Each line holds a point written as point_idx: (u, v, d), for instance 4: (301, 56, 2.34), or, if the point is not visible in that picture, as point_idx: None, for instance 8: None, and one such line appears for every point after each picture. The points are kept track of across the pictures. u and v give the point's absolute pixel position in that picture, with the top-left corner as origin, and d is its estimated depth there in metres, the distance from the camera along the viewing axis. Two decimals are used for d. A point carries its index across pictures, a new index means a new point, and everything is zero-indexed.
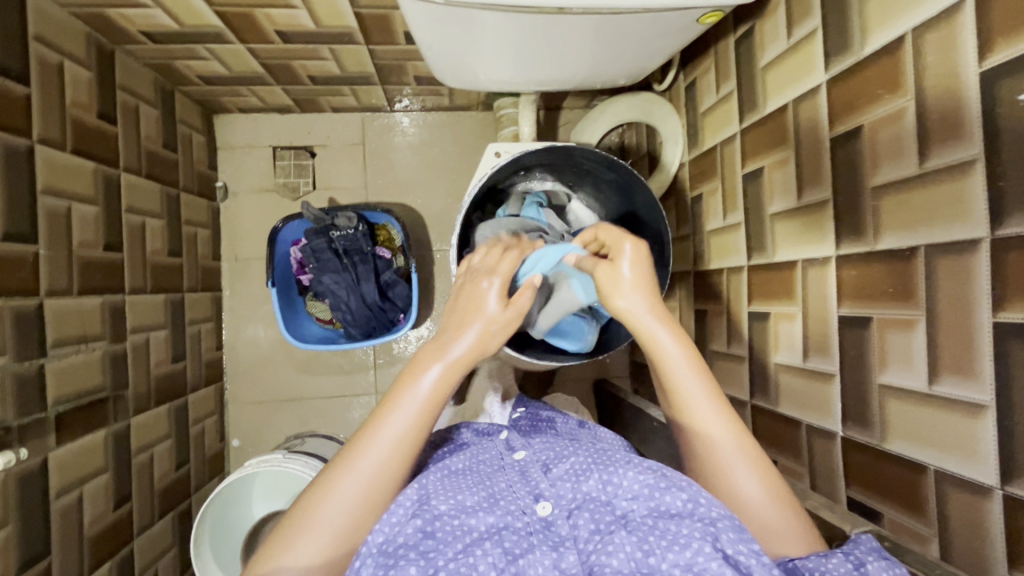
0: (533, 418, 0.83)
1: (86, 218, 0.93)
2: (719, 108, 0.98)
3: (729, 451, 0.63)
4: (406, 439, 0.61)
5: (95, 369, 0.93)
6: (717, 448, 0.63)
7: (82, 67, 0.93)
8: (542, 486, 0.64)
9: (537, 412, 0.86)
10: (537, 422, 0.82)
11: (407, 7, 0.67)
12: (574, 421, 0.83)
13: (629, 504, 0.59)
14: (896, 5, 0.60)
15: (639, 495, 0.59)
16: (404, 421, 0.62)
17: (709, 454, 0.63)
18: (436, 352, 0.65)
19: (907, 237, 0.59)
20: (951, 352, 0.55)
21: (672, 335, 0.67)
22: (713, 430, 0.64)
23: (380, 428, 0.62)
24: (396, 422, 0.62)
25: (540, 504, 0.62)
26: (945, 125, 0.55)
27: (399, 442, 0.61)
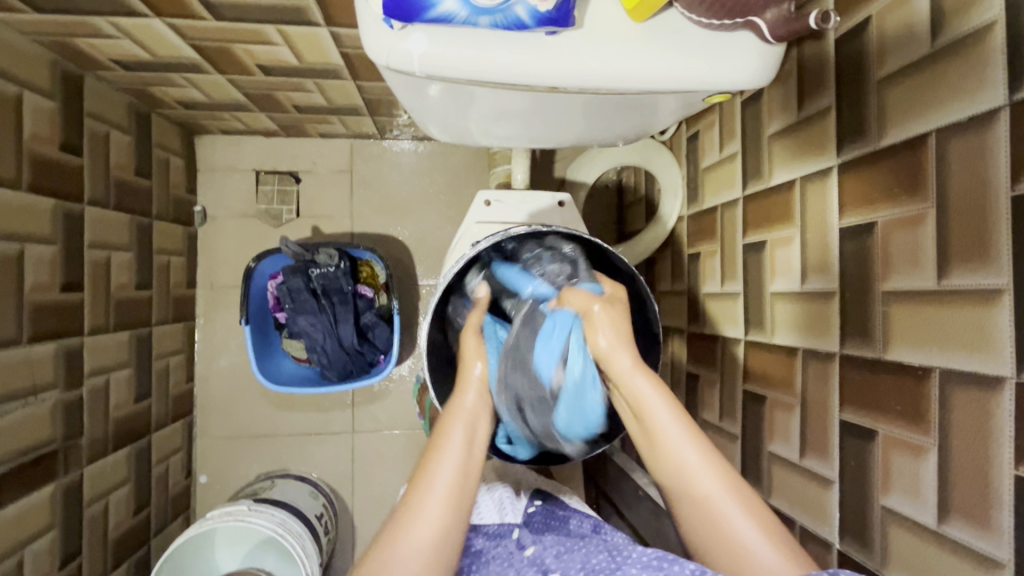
0: (547, 515, 0.82)
1: (40, 259, 0.86)
2: (721, 168, 0.93)
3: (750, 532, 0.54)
4: (461, 471, 0.59)
5: (45, 421, 0.87)
6: (711, 503, 0.55)
7: (44, 97, 0.87)
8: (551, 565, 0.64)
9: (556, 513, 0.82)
10: (551, 521, 0.80)
11: (387, 74, 0.60)
12: (589, 521, 0.80)
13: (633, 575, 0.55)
14: (917, 101, 0.55)
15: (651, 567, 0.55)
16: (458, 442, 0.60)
17: (709, 516, 0.55)
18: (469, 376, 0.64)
19: (920, 356, 0.54)
20: (964, 494, 0.50)
21: (666, 405, 0.58)
22: (704, 484, 0.56)
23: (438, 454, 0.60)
24: (447, 468, 0.59)
25: None
26: (968, 245, 0.50)
27: (454, 482, 0.59)
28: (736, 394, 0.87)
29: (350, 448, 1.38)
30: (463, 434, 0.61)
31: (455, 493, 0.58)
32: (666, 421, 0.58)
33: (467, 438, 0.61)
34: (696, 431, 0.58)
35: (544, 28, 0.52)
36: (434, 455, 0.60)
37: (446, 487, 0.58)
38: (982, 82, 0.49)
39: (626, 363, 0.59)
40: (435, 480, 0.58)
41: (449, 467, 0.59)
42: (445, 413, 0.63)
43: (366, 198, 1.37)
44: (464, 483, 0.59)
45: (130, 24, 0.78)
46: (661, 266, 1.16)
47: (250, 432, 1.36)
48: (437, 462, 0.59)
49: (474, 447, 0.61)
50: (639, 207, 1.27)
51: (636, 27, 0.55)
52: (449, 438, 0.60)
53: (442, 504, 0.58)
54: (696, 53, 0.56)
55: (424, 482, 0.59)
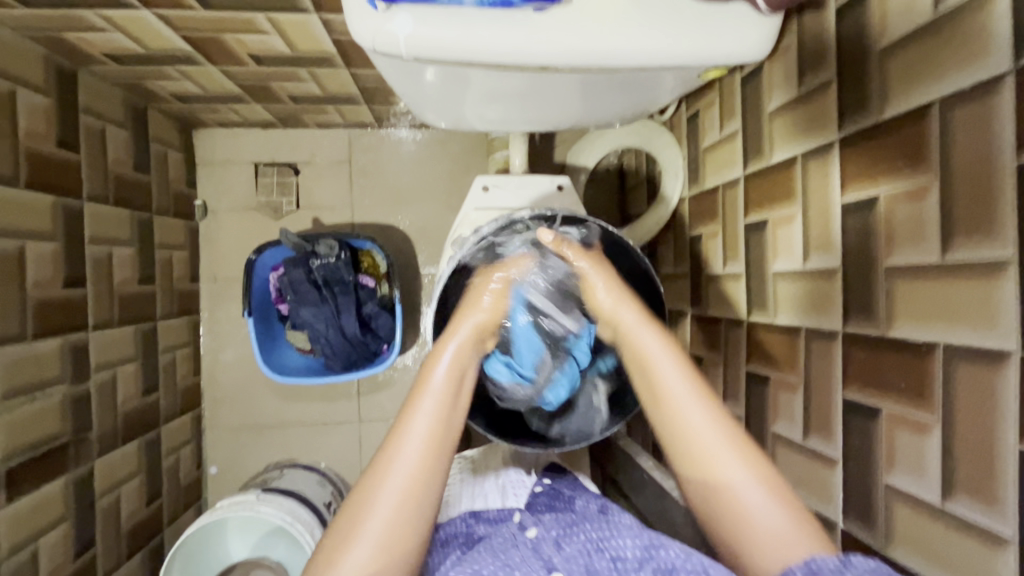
0: (552, 496, 0.81)
1: (42, 255, 0.87)
2: (721, 147, 0.92)
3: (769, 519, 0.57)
4: (441, 417, 0.63)
5: (53, 415, 0.88)
6: (737, 493, 0.59)
7: (38, 93, 0.86)
8: (554, 559, 0.65)
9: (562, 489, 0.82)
10: (555, 500, 0.80)
11: (377, 57, 0.59)
12: (595, 503, 0.78)
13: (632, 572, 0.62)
14: (921, 69, 0.53)
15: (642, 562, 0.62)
16: (427, 421, 0.62)
17: (737, 516, 0.58)
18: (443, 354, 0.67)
19: (924, 332, 0.53)
20: (968, 471, 0.49)
21: (688, 384, 0.65)
22: (730, 476, 0.60)
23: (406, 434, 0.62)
24: (424, 418, 0.62)
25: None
26: (973, 217, 0.48)
27: (433, 428, 0.62)
28: (740, 375, 0.87)
29: (357, 437, 1.39)
30: (444, 382, 0.65)
31: (433, 445, 0.62)
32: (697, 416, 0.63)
33: (451, 386, 0.65)
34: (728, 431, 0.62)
35: (532, 5, 0.51)
36: (412, 405, 0.63)
37: (421, 441, 0.61)
38: (986, 47, 0.47)
39: (631, 316, 0.69)
40: (413, 429, 0.62)
41: (427, 417, 0.63)
42: (426, 364, 0.66)
43: (365, 188, 1.37)
44: (444, 430, 0.63)
45: (118, 16, 0.77)
46: (664, 249, 1.15)
47: (258, 423, 1.37)
48: (416, 409, 0.63)
49: (453, 397, 0.64)
50: (640, 190, 1.26)
51: (626, 0, 0.53)
52: (430, 387, 0.64)
53: (420, 449, 0.61)
54: (688, 27, 0.54)
55: (403, 430, 0.62)
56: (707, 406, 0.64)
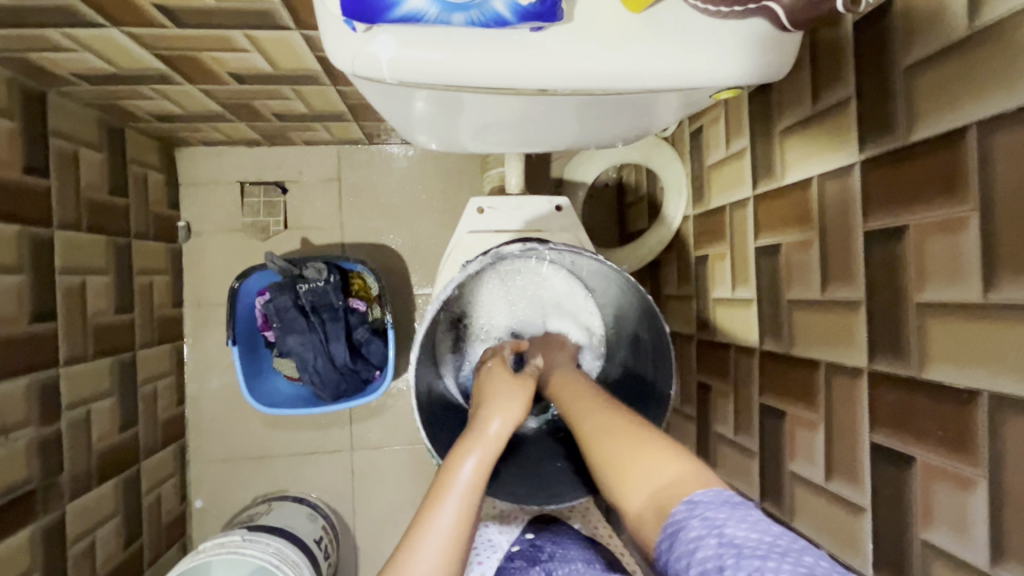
0: (533, 553, 0.77)
1: (7, 289, 0.81)
2: (728, 165, 0.87)
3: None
4: (468, 514, 0.56)
5: (19, 460, 0.82)
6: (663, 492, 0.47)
7: (3, 116, 0.81)
8: None
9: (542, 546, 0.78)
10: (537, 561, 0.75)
11: (360, 83, 0.55)
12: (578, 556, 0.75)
13: None
14: (953, 89, 0.49)
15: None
16: (451, 515, 0.55)
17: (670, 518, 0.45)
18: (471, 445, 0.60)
19: (964, 377, 0.48)
20: (1022, 537, 0.44)
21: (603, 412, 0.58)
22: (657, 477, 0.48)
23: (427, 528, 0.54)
24: (448, 512, 0.55)
25: None
26: (1021, 254, 0.43)
27: (457, 527, 0.54)
28: (752, 408, 0.81)
29: (349, 467, 1.33)
30: (469, 479, 0.57)
31: (459, 543, 0.54)
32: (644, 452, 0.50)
33: (477, 485, 0.57)
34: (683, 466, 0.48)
35: (528, 24, 0.46)
36: (434, 501, 0.56)
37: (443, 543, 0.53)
38: None
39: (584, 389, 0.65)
40: (436, 525, 0.54)
41: (451, 514, 0.55)
42: (448, 462, 0.59)
43: (356, 207, 1.32)
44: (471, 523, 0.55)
45: (85, 35, 0.72)
46: (667, 269, 1.10)
47: (245, 454, 1.31)
48: (439, 508, 0.55)
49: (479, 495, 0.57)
50: (641, 207, 1.21)
51: (632, 19, 0.48)
52: (455, 482, 0.57)
53: (442, 551, 0.53)
54: (700, 44, 0.50)
55: (423, 525, 0.54)
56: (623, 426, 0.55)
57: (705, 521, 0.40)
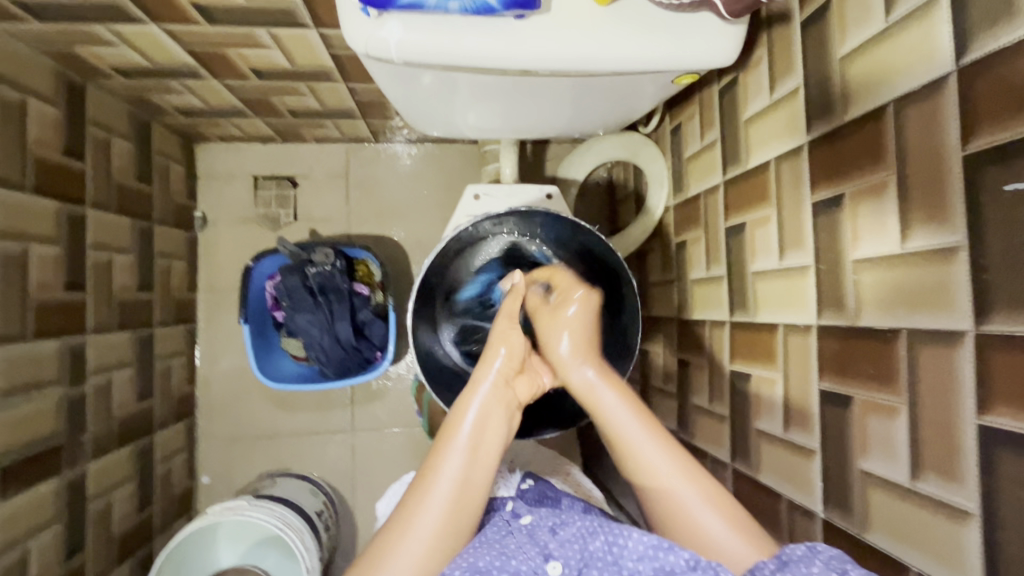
0: (540, 492, 0.81)
1: (45, 258, 0.89)
2: (703, 155, 0.96)
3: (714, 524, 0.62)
4: (465, 475, 0.64)
5: (48, 415, 0.89)
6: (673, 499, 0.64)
7: (47, 103, 0.90)
8: (551, 546, 0.64)
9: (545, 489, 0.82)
10: (544, 498, 0.79)
11: (371, 64, 0.63)
12: (580, 503, 0.80)
13: (634, 564, 0.59)
14: (876, 72, 0.57)
15: (644, 557, 0.58)
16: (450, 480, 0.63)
17: (675, 514, 0.64)
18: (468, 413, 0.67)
19: (889, 318, 0.56)
20: (934, 450, 0.51)
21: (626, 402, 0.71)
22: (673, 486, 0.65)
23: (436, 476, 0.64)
24: (445, 480, 0.63)
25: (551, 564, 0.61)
26: (927, 207, 0.51)
27: (456, 487, 0.63)
28: (724, 374, 0.88)
29: (350, 447, 1.40)
30: (468, 438, 0.65)
31: (457, 504, 0.63)
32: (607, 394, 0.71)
33: (471, 448, 0.65)
34: (646, 416, 0.70)
35: (512, 12, 0.55)
36: (434, 464, 0.64)
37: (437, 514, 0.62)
38: (933, 51, 0.51)
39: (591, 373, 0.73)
40: (439, 482, 0.63)
41: (453, 472, 0.64)
42: (450, 420, 0.67)
43: (362, 200, 1.41)
44: (471, 478, 0.64)
45: (127, 30, 0.82)
46: (651, 257, 1.18)
47: (251, 433, 1.37)
48: (436, 476, 0.64)
49: (477, 455, 0.65)
50: (629, 202, 1.30)
51: (601, 10, 0.57)
52: (455, 442, 0.65)
53: (440, 512, 0.62)
54: (661, 34, 0.58)
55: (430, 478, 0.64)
56: (648, 424, 0.69)
57: (830, 565, 0.50)
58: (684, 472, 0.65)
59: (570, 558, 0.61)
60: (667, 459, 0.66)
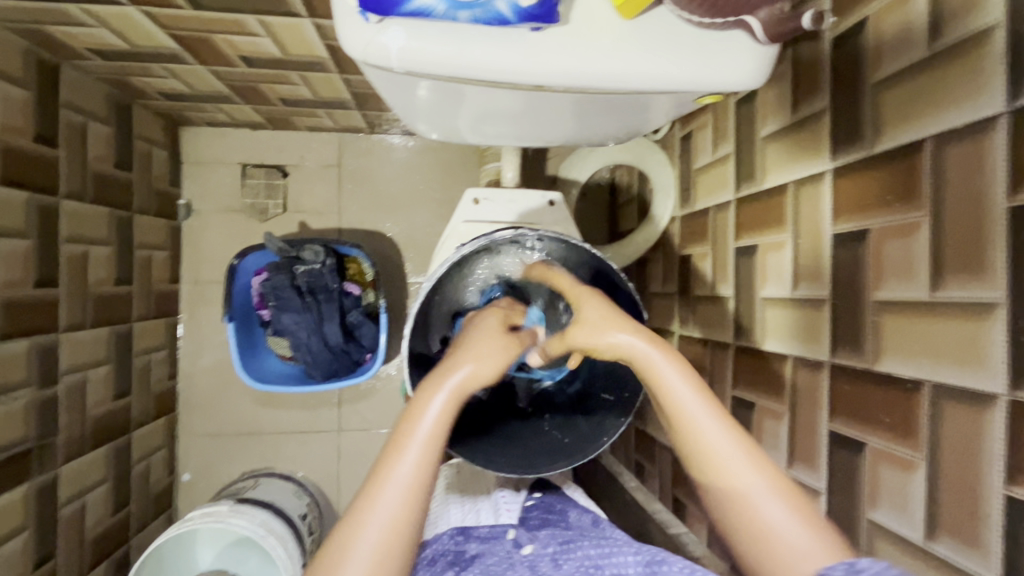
0: (545, 508, 0.82)
1: (13, 254, 0.84)
2: (714, 169, 0.92)
3: (745, 478, 0.51)
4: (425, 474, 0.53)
5: (17, 419, 0.85)
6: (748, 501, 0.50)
7: (17, 86, 0.83)
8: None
9: (553, 501, 0.84)
10: (549, 514, 0.80)
11: (371, 71, 0.58)
12: (588, 514, 0.81)
13: None
14: (913, 105, 0.53)
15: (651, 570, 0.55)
16: (408, 474, 0.53)
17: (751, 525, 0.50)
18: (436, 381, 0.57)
19: (911, 368, 0.53)
20: (953, 512, 0.49)
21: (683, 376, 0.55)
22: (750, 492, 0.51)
23: (389, 472, 0.53)
24: (404, 472, 0.53)
25: None
26: (964, 256, 0.48)
27: (418, 482, 0.53)
28: (726, 399, 0.86)
29: (336, 448, 1.36)
30: (430, 426, 0.55)
31: (410, 504, 0.52)
32: (669, 369, 0.56)
33: (437, 431, 0.55)
34: (720, 409, 0.55)
35: (527, 24, 0.50)
36: (390, 457, 0.53)
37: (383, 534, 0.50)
38: (980, 89, 0.47)
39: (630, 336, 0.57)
40: (393, 476, 0.52)
41: (410, 466, 0.53)
42: (409, 415, 0.56)
43: (355, 193, 1.35)
44: (424, 492, 0.53)
45: (103, 12, 0.75)
46: (654, 267, 1.14)
47: (234, 430, 1.33)
48: (390, 478, 0.52)
49: (442, 444, 0.55)
50: (631, 207, 1.25)
51: (624, 24, 0.53)
52: (410, 442, 0.54)
53: (401, 502, 0.52)
54: (686, 53, 0.54)
55: (383, 474, 0.53)
56: (722, 418, 0.54)
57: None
58: (731, 432, 0.53)
59: None
60: (746, 464, 0.52)
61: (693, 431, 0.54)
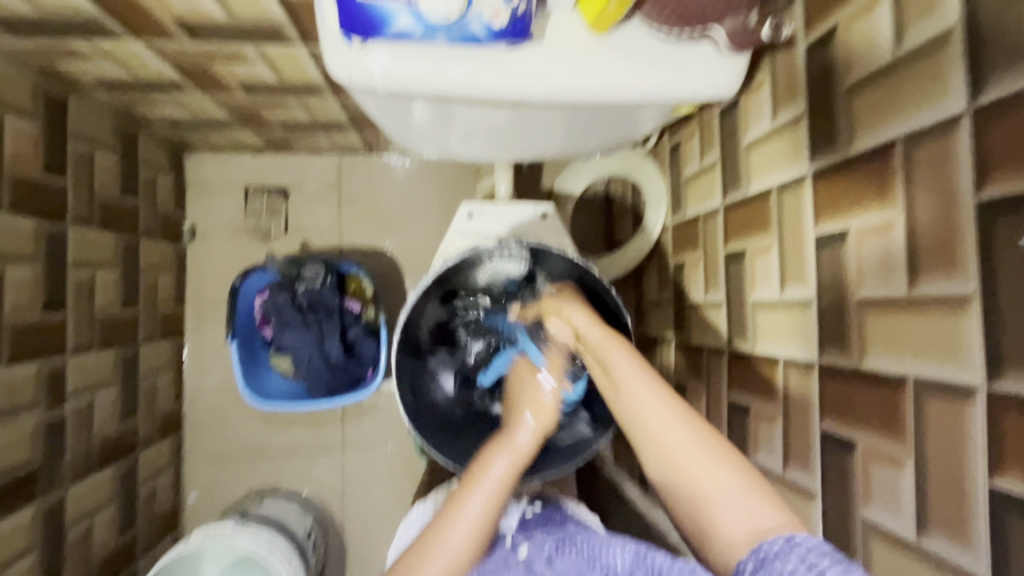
0: (546, 520, 0.78)
1: (21, 279, 0.86)
2: (702, 177, 0.93)
3: (708, 464, 0.57)
4: (493, 505, 0.64)
5: (24, 441, 0.86)
6: (692, 468, 0.57)
7: (26, 119, 0.87)
8: None
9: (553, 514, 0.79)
10: (549, 522, 0.77)
11: (359, 94, 0.61)
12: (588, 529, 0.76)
13: None
14: (885, 107, 0.55)
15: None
16: (480, 503, 0.64)
17: (694, 493, 0.57)
18: (503, 443, 0.68)
19: (895, 364, 0.53)
20: (942, 507, 0.49)
21: (629, 358, 0.65)
22: (684, 448, 0.58)
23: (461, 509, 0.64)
24: (476, 503, 0.64)
25: None
26: (936, 253, 0.49)
27: (485, 513, 0.64)
28: (722, 403, 0.86)
29: (340, 464, 1.37)
30: (500, 475, 0.65)
31: (480, 531, 0.63)
32: (618, 350, 0.66)
33: (505, 481, 0.65)
34: (665, 387, 0.63)
35: (503, 43, 0.52)
36: (462, 497, 0.64)
37: (454, 559, 0.62)
38: (944, 90, 0.48)
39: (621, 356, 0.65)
40: (466, 510, 0.63)
41: (480, 504, 0.64)
42: (478, 464, 0.67)
43: (355, 211, 1.38)
44: (490, 522, 0.64)
45: (108, 46, 0.79)
46: (649, 276, 1.15)
47: (239, 449, 1.35)
48: (462, 508, 0.64)
49: (506, 491, 0.66)
50: (626, 217, 1.27)
51: (597, 41, 0.55)
52: (481, 482, 0.65)
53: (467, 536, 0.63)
54: (656, 66, 0.56)
55: (457, 510, 0.64)
56: (664, 392, 0.62)
57: (805, 560, 0.45)
58: (689, 425, 0.60)
59: None
60: (696, 443, 0.58)
61: (642, 411, 0.62)
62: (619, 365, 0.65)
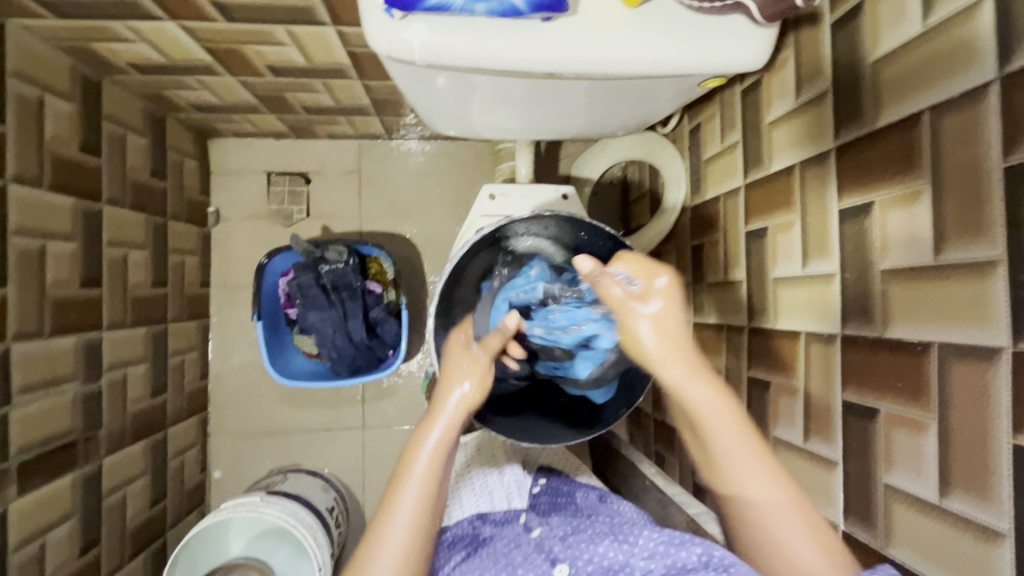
0: (553, 493, 0.82)
1: (61, 255, 0.90)
2: (723, 158, 0.94)
3: (784, 517, 0.57)
4: (428, 496, 0.61)
5: (65, 411, 0.90)
6: (761, 508, 0.57)
7: (64, 99, 0.90)
8: (559, 551, 0.65)
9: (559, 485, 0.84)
10: (558, 498, 0.81)
11: (394, 66, 0.63)
12: (594, 492, 0.82)
13: (645, 564, 0.60)
14: (911, 80, 0.56)
15: (656, 554, 0.61)
16: (411, 504, 0.60)
17: (766, 530, 0.57)
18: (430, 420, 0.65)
19: (920, 331, 0.54)
20: (964, 466, 0.50)
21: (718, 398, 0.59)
22: (759, 495, 0.58)
23: (396, 505, 0.61)
24: (405, 507, 0.60)
25: (557, 567, 0.62)
26: (963, 219, 0.50)
27: (422, 505, 0.61)
28: (741, 381, 0.87)
29: (360, 444, 1.40)
30: (423, 468, 0.62)
31: (422, 519, 0.60)
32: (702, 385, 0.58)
33: (432, 465, 0.62)
34: (747, 435, 0.59)
35: (539, 14, 0.54)
36: (394, 493, 0.61)
37: (399, 550, 0.59)
38: (973, 59, 0.49)
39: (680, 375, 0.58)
40: (395, 517, 0.60)
41: (410, 505, 0.60)
42: (410, 448, 0.63)
43: (375, 197, 1.40)
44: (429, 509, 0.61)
45: (145, 27, 0.81)
46: (667, 259, 1.17)
47: (262, 428, 1.38)
48: (399, 502, 0.61)
49: (439, 470, 0.62)
50: (643, 202, 1.28)
51: (630, 13, 0.56)
52: (410, 476, 0.61)
53: (409, 531, 0.59)
54: (687, 40, 0.58)
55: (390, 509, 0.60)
56: (746, 441, 0.59)
57: None
58: (763, 471, 0.59)
59: (578, 561, 0.62)
60: (771, 486, 0.58)
61: (717, 450, 0.59)
62: (700, 403, 0.58)
